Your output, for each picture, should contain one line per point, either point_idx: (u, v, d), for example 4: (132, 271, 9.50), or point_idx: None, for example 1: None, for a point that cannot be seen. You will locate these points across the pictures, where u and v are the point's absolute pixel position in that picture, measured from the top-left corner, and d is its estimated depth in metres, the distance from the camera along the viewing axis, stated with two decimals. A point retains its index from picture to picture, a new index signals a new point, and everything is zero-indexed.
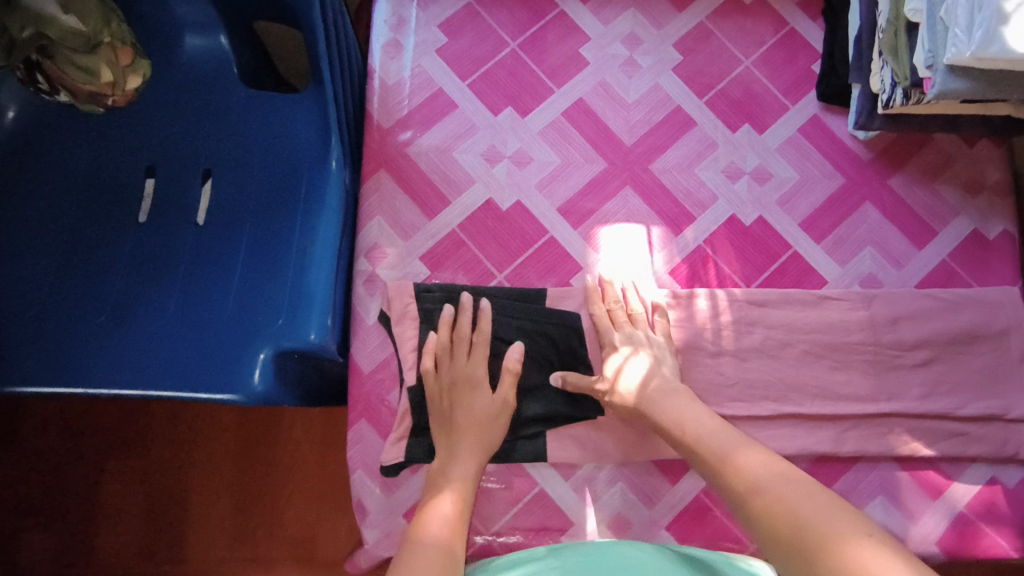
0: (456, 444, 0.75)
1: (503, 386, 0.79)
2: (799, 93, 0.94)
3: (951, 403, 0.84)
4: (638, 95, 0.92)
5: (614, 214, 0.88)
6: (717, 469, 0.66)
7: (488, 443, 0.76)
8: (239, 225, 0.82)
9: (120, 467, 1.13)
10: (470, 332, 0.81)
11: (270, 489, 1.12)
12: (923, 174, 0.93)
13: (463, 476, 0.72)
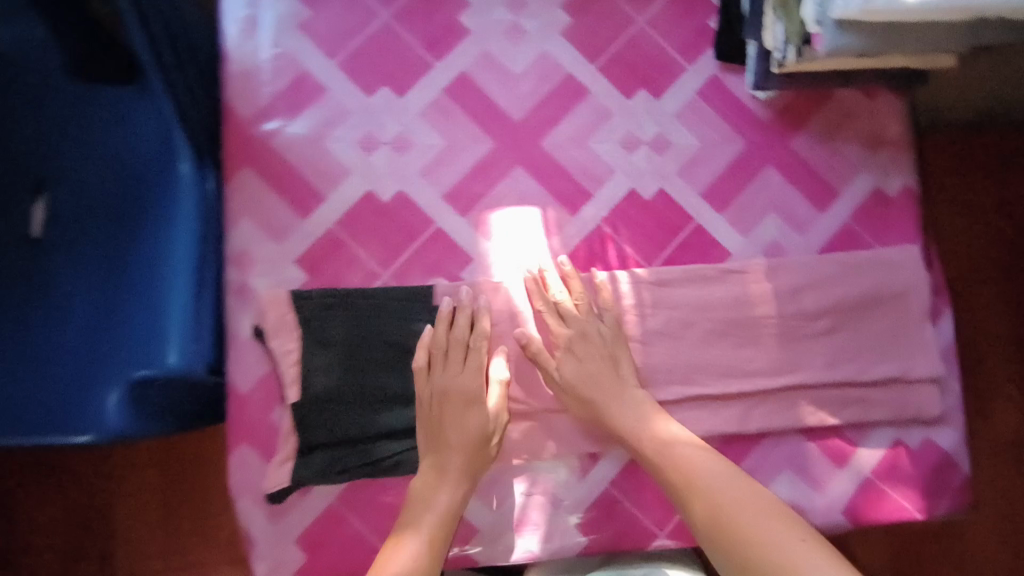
0: (444, 461, 0.74)
1: (494, 398, 0.77)
2: (697, 52, 0.88)
3: (854, 372, 0.84)
4: (525, 63, 0.84)
5: (504, 199, 0.83)
6: (693, 503, 0.71)
7: (477, 463, 0.75)
8: (84, 241, 0.75)
9: (28, 485, 1.00)
10: (467, 335, 0.78)
11: (202, 495, 1.01)
12: (825, 133, 0.89)
13: (446, 497, 0.72)
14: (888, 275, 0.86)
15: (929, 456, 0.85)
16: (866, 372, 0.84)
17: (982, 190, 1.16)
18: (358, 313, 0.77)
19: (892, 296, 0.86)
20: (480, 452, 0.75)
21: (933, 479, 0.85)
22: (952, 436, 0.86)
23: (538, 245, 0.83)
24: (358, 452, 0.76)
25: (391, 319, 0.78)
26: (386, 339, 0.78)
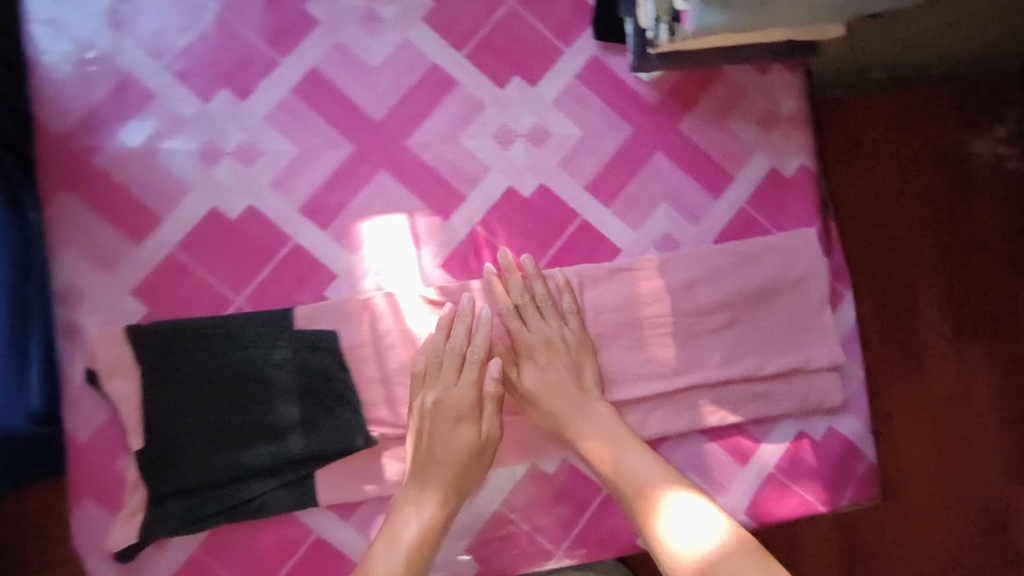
0: (425, 479, 0.70)
1: (487, 415, 0.73)
2: (574, 31, 0.80)
3: (749, 366, 0.81)
4: (384, 56, 0.76)
5: (370, 206, 0.76)
6: (651, 520, 0.68)
7: (459, 484, 0.71)
8: None
9: None
10: (464, 344, 0.73)
11: None
12: (717, 112, 0.83)
13: (423, 517, 0.69)
14: (785, 263, 0.82)
15: (833, 446, 0.83)
16: (763, 366, 0.81)
17: (885, 142, 1.01)
18: (205, 345, 0.70)
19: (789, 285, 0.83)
20: (471, 468, 0.72)
21: (837, 470, 0.83)
22: (855, 423, 0.84)
23: (407, 256, 0.76)
24: (218, 496, 0.70)
25: (244, 350, 0.71)
26: (239, 372, 0.71)
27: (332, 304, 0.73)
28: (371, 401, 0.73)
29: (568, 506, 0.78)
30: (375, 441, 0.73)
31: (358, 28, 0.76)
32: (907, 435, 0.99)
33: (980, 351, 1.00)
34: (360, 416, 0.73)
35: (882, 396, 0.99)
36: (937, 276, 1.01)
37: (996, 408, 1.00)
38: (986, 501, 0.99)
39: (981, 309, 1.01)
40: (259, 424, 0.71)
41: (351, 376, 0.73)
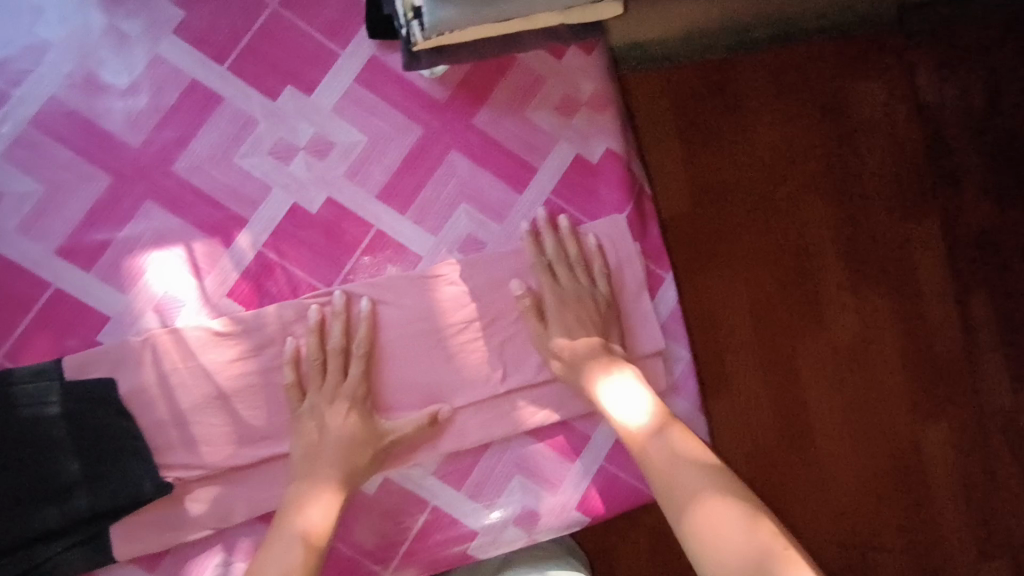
0: (314, 473, 0.70)
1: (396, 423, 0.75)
2: (347, 31, 0.75)
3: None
4: (132, 76, 0.71)
5: (139, 240, 0.71)
6: (660, 471, 0.68)
7: (350, 478, 0.71)
8: None
9: None
10: (346, 343, 0.74)
11: None
12: (513, 103, 0.79)
13: (323, 511, 0.68)
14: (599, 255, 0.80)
15: None
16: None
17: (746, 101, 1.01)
18: None
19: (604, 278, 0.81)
20: (354, 462, 0.72)
21: None
22: (685, 405, 0.84)
23: (187, 289, 0.72)
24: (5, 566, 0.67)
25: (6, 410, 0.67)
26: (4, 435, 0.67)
27: (104, 350, 0.69)
28: (163, 445, 0.70)
29: (396, 520, 0.78)
30: (170, 486, 0.70)
31: (101, 51, 0.71)
32: (809, 387, 1.02)
33: (868, 300, 1.03)
34: (152, 465, 0.70)
35: (769, 358, 1.01)
36: (815, 237, 1.03)
37: (895, 350, 1.04)
38: (891, 440, 1.03)
39: (869, 259, 1.04)
40: (37, 486, 0.67)
41: (136, 424, 0.70)
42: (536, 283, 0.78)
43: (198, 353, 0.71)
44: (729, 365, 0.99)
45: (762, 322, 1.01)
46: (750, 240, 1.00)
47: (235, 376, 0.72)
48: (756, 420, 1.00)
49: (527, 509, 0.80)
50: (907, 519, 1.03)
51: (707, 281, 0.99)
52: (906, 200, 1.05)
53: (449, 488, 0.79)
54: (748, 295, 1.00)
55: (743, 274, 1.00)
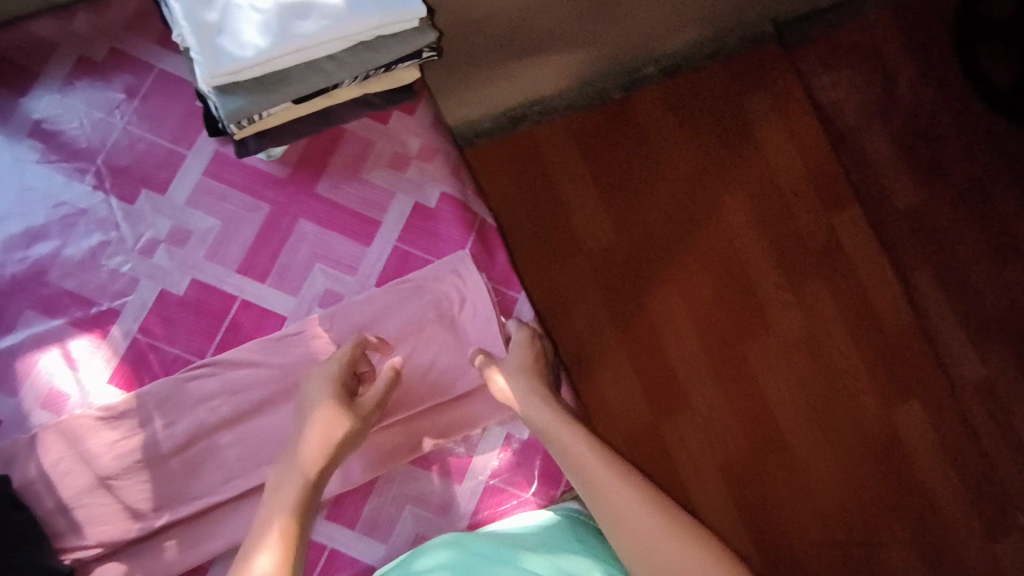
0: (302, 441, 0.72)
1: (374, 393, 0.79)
2: (190, 134, 0.86)
3: (435, 391, 0.86)
4: (2, 205, 0.82)
5: (22, 346, 0.79)
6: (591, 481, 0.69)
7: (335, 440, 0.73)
8: None
9: None
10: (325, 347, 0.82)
11: None
12: (349, 169, 0.89)
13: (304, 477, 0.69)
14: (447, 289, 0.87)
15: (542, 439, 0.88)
16: (452, 385, 0.86)
17: (665, 146, 1.28)
18: None
19: (458, 308, 0.87)
20: (339, 419, 0.74)
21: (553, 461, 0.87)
22: None
23: (69, 383, 0.79)
24: None
25: None
26: None
27: None
28: (58, 532, 0.76)
29: None
30: (72, 568, 0.75)
31: None
32: (760, 373, 1.25)
33: (808, 294, 1.28)
34: (52, 550, 0.74)
35: (718, 353, 1.24)
36: (752, 252, 1.28)
37: (843, 333, 1.28)
38: (862, 427, 1.26)
39: (798, 255, 1.28)
40: None
41: (31, 514, 0.75)
42: (462, 286, 0.88)
43: (83, 439, 0.77)
44: (681, 370, 1.23)
45: (703, 324, 1.25)
46: (678, 257, 1.26)
47: (120, 456, 0.78)
48: (714, 409, 1.23)
49: (424, 536, 0.84)
50: (878, 475, 1.25)
51: (646, 298, 1.24)
52: (825, 196, 1.31)
53: (344, 530, 0.83)
54: (685, 304, 1.25)
55: (679, 288, 1.25)
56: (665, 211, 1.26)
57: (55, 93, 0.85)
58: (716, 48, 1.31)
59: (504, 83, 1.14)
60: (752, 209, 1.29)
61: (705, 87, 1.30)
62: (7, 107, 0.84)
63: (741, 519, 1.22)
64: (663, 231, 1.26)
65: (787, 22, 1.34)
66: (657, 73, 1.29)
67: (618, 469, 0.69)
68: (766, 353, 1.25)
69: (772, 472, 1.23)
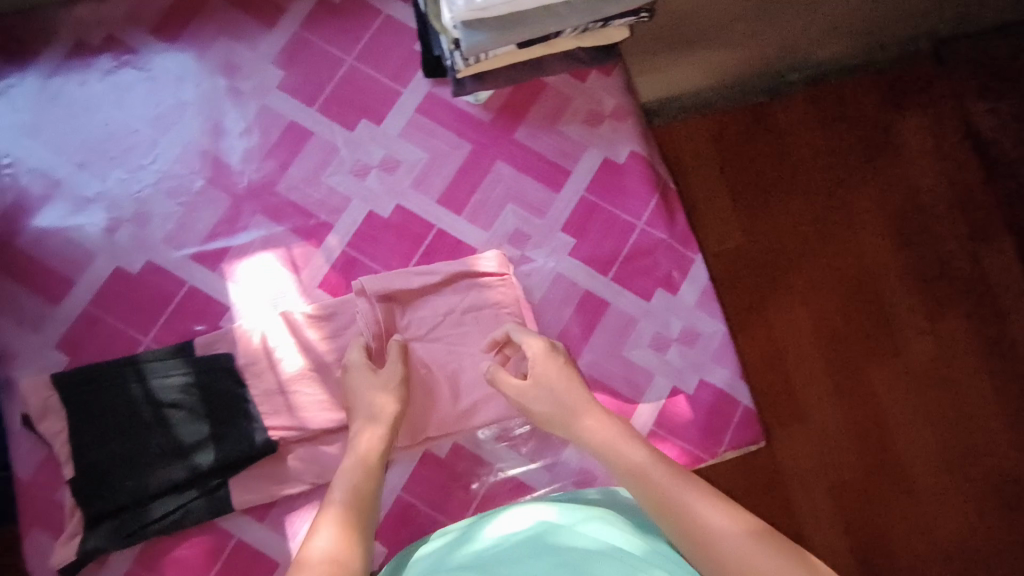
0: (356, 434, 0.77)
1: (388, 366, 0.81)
2: (407, 75, 0.94)
3: (449, 388, 0.85)
4: (246, 122, 0.91)
5: (252, 245, 0.88)
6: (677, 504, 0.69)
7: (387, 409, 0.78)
8: None
9: None
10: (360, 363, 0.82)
11: None
12: (546, 120, 0.94)
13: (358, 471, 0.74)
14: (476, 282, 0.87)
15: (706, 397, 0.88)
16: (459, 373, 0.85)
17: (804, 151, 1.24)
18: (120, 382, 0.81)
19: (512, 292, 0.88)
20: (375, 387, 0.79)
21: (714, 419, 0.87)
22: (726, 373, 0.89)
23: (288, 281, 0.88)
24: (144, 513, 0.80)
25: (154, 379, 0.81)
26: (153, 401, 0.81)
27: (226, 330, 0.85)
28: (267, 412, 0.83)
29: (461, 483, 0.87)
30: (276, 445, 0.81)
31: (223, 103, 0.91)
32: (883, 396, 1.17)
33: (943, 322, 1.20)
34: (262, 425, 0.82)
35: (841, 367, 1.17)
36: (886, 269, 1.21)
37: (979, 366, 1.20)
38: (992, 468, 1.17)
39: (936, 279, 1.22)
40: (173, 444, 0.80)
41: (248, 390, 0.83)
42: (642, 242, 0.91)
43: (297, 331, 0.85)
44: (801, 382, 1.16)
45: (827, 335, 1.18)
46: (810, 268, 1.20)
47: (324, 352, 0.85)
48: (831, 428, 1.15)
49: (583, 471, 0.89)
50: (999, 524, 1.15)
51: (772, 306, 1.18)
52: (969, 220, 1.25)
53: (509, 450, 0.89)
54: (810, 313, 1.18)
55: (806, 295, 1.19)
56: (797, 214, 1.22)
57: (297, 27, 0.94)
58: (867, 59, 1.27)
59: (658, 73, 1.18)
60: (890, 225, 1.23)
61: (852, 96, 1.26)
62: (257, 36, 0.93)
63: (852, 554, 1.12)
64: (795, 236, 1.21)
65: (947, 37, 1.30)
66: (804, 80, 1.26)
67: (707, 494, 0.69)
68: (895, 375, 1.17)
69: (892, 509, 1.14)
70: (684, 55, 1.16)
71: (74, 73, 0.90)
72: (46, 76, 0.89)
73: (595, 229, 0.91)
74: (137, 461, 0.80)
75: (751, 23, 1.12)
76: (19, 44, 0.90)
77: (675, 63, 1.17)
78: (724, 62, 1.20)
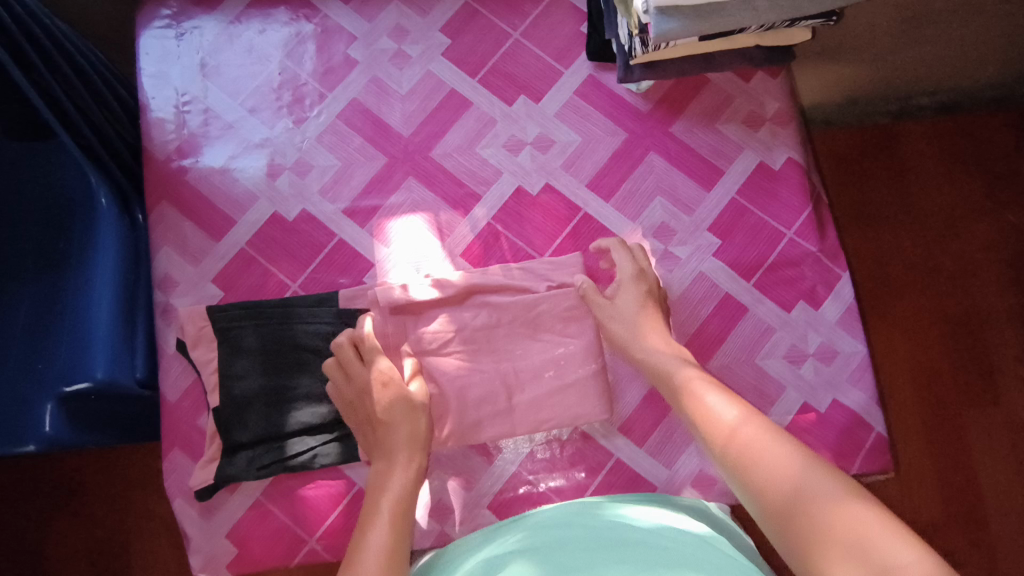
0: (392, 455, 0.76)
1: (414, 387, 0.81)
2: (571, 56, 0.94)
3: (555, 375, 0.84)
4: (411, 85, 0.93)
5: (402, 206, 0.90)
6: (736, 438, 0.65)
7: (415, 436, 0.78)
8: (20, 290, 0.81)
9: (68, 537, 1.04)
10: (359, 364, 0.81)
11: (161, 558, 1.03)
12: (705, 117, 0.93)
13: (399, 488, 0.74)
14: (488, 300, 0.86)
15: (839, 419, 0.85)
16: (465, 390, 0.83)
17: (930, 183, 1.24)
18: (268, 321, 0.84)
19: (574, 300, 0.86)
20: (404, 410, 0.78)
21: (845, 440, 0.85)
22: (862, 397, 0.86)
23: (431, 246, 0.89)
24: (276, 449, 0.83)
25: (299, 323, 0.84)
26: (296, 342, 0.84)
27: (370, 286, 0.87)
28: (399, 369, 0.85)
29: (576, 469, 0.86)
30: None
31: (390, 65, 0.93)
32: (974, 441, 1.16)
33: None
34: None
35: (935, 408, 1.17)
36: (999, 313, 1.20)
37: None
38: None
39: None
40: (311, 387, 0.83)
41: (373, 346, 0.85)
42: (788, 252, 0.89)
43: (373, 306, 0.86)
44: (889, 419, 1.17)
45: (926, 375, 1.18)
46: (920, 300, 1.20)
47: (464, 319, 0.85)
48: (915, 469, 1.15)
49: (706, 474, 0.85)
50: None
51: (871, 329, 1.20)
52: None
53: (629, 444, 0.86)
54: (910, 349, 1.19)
55: (907, 331, 1.19)
56: (906, 250, 1.22)
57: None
58: (1006, 94, 1.24)
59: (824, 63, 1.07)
60: (1008, 269, 1.22)
61: (987, 132, 1.25)
62: (430, 4, 0.95)
63: None
64: (909, 265, 1.21)
65: None
66: (942, 107, 1.24)
67: (771, 432, 0.64)
68: (993, 417, 1.17)
69: (970, 551, 1.13)
70: (843, 62, 1.06)
71: (255, 22, 0.94)
72: (229, 23, 0.94)
73: (741, 233, 0.90)
74: (276, 399, 0.83)
75: (927, 37, 1.02)
76: None
77: (819, 78, 1.11)
78: (877, 84, 1.15)
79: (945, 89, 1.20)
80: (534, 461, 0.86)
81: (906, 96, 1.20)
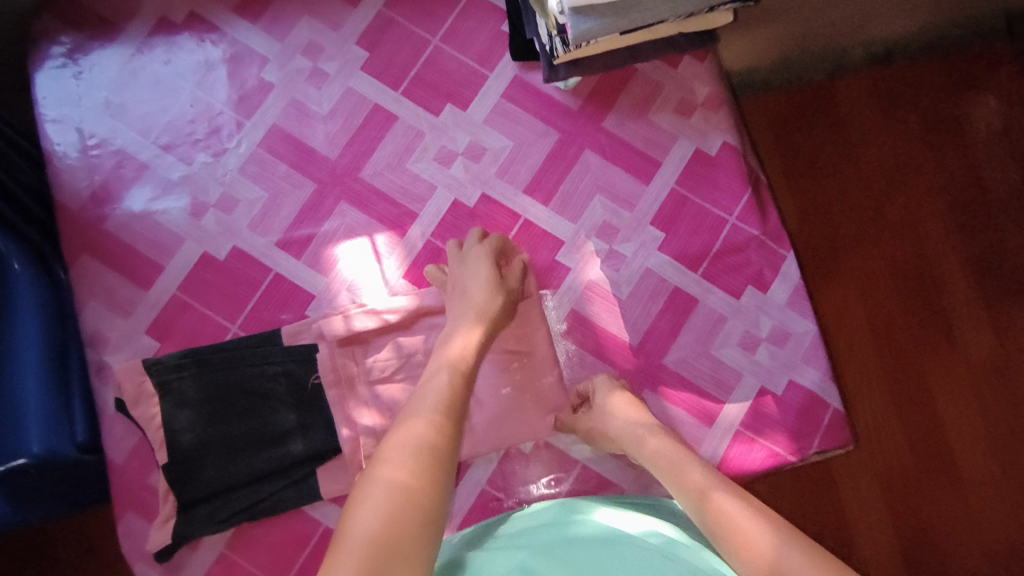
0: (456, 325, 0.77)
1: (512, 279, 0.83)
2: (494, 58, 0.91)
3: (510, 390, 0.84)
4: (331, 105, 0.89)
5: (336, 233, 0.87)
6: (707, 504, 0.63)
7: (488, 312, 0.78)
8: None
9: None
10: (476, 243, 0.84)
11: None
12: (636, 109, 0.91)
13: (462, 350, 0.74)
14: (435, 322, 0.85)
15: (796, 399, 0.86)
16: None
17: (869, 136, 1.24)
18: (211, 369, 0.81)
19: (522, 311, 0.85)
20: (492, 285, 0.79)
21: (803, 420, 0.86)
22: (815, 374, 0.87)
23: (371, 270, 0.87)
24: (235, 499, 0.80)
25: (241, 365, 0.81)
26: (240, 385, 0.81)
27: (313, 319, 0.84)
28: (352, 402, 0.83)
29: (542, 478, 0.85)
30: (337, 451, 0.82)
31: (307, 85, 0.89)
32: (937, 394, 1.18)
33: (1002, 315, 1.20)
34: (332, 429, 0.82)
35: (894, 362, 1.17)
36: (946, 260, 1.21)
37: None
38: None
39: (996, 271, 1.22)
40: (263, 430, 0.81)
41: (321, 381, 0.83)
42: (731, 238, 0.89)
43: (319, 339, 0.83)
44: (853, 382, 1.17)
45: (882, 330, 1.18)
46: (870, 254, 1.20)
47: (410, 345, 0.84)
48: (885, 432, 1.17)
49: None
50: None
51: (821, 290, 1.20)
52: None
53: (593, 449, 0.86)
54: (866, 306, 1.19)
55: (862, 287, 1.19)
56: (856, 210, 1.21)
57: (381, 6, 0.91)
58: (933, 41, 1.23)
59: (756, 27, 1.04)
60: (951, 215, 1.23)
61: (920, 80, 1.25)
62: (341, 16, 0.91)
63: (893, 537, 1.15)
64: (856, 221, 1.21)
65: None
66: (875, 58, 1.23)
67: (745, 500, 0.62)
68: (949, 364, 1.18)
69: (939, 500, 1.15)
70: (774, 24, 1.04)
71: (159, 51, 0.89)
72: (131, 55, 0.89)
73: (684, 223, 0.89)
74: (228, 447, 0.80)
75: None
76: (103, 21, 0.89)
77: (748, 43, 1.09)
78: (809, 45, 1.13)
79: (877, 40, 1.19)
80: (500, 476, 0.85)
81: (840, 51, 1.19)
